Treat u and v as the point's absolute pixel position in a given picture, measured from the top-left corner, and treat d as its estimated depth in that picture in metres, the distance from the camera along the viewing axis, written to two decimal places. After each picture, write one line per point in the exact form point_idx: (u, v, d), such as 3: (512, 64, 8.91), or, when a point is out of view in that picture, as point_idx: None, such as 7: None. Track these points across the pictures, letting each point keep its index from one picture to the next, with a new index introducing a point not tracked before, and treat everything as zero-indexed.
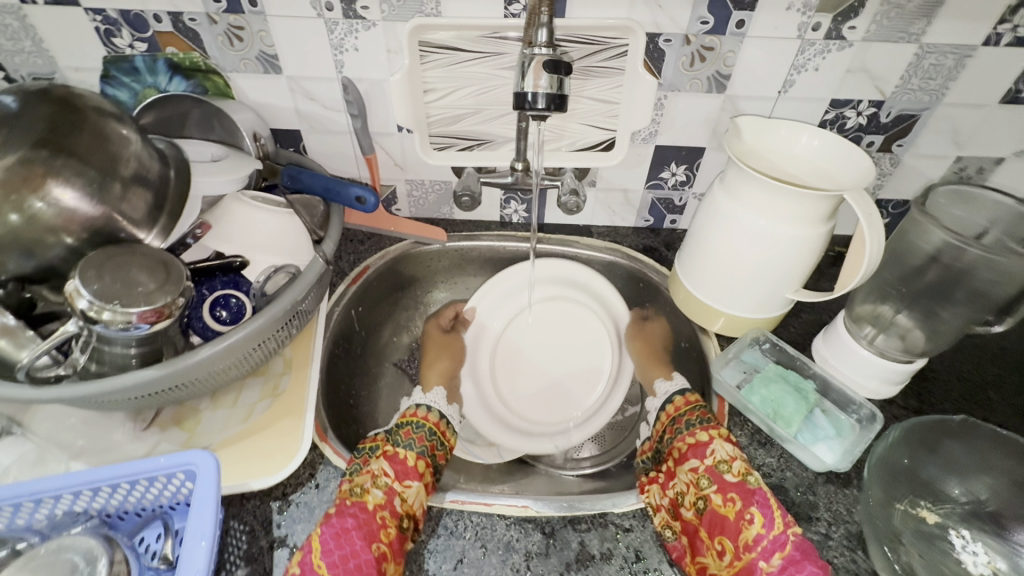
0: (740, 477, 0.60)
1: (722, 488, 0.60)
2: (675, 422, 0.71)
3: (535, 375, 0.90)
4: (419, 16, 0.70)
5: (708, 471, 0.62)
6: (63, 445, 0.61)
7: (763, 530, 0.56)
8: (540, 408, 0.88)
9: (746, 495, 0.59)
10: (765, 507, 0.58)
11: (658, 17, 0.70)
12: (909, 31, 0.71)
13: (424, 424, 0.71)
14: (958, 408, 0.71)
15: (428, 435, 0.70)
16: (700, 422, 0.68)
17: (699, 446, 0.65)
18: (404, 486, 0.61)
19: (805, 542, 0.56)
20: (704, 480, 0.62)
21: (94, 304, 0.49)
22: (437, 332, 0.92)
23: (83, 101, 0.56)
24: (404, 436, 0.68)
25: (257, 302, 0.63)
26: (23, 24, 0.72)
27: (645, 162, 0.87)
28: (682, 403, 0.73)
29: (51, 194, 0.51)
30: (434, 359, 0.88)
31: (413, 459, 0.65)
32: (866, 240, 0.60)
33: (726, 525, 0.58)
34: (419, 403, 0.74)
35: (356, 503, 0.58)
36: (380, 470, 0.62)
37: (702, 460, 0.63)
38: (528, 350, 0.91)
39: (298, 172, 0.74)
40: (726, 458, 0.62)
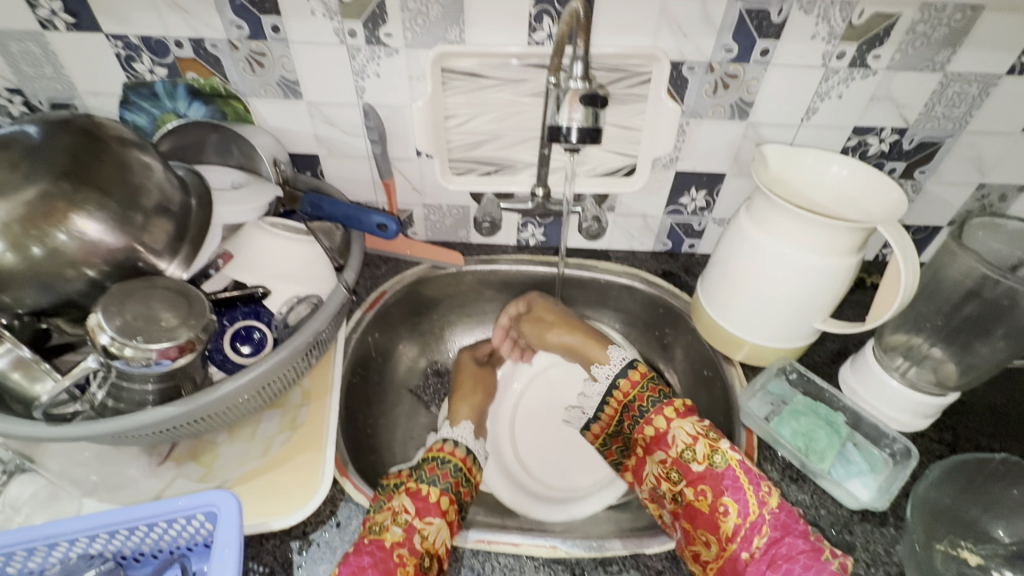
0: (706, 464, 0.63)
1: (692, 482, 0.64)
2: (630, 409, 0.73)
3: (551, 435, 0.88)
4: (443, 44, 0.70)
5: (675, 462, 0.66)
6: (76, 482, 0.59)
7: (739, 517, 0.60)
8: (555, 470, 0.85)
9: (717, 483, 0.62)
10: (736, 492, 0.61)
11: (682, 46, 0.70)
12: (935, 60, 0.71)
13: (449, 460, 0.69)
14: (992, 442, 0.69)
15: (453, 471, 0.68)
16: (654, 405, 0.70)
17: (660, 437, 0.68)
18: (425, 523, 0.60)
19: (781, 514, 0.59)
20: (675, 474, 0.65)
21: (116, 340, 0.48)
22: (472, 364, 0.90)
23: (107, 131, 0.55)
24: (429, 472, 0.66)
25: (279, 334, 0.62)
26: (43, 50, 0.72)
27: (666, 187, 0.86)
28: (628, 386, 0.74)
29: (74, 226, 0.50)
30: (465, 391, 0.85)
31: (436, 496, 0.63)
32: (901, 272, 0.59)
33: (704, 517, 0.62)
34: (449, 439, 0.73)
35: (374, 541, 0.57)
36: (401, 506, 0.61)
37: (667, 451, 0.66)
38: (545, 408, 0.90)
39: (319, 199, 0.73)
40: (689, 443, 0.65)
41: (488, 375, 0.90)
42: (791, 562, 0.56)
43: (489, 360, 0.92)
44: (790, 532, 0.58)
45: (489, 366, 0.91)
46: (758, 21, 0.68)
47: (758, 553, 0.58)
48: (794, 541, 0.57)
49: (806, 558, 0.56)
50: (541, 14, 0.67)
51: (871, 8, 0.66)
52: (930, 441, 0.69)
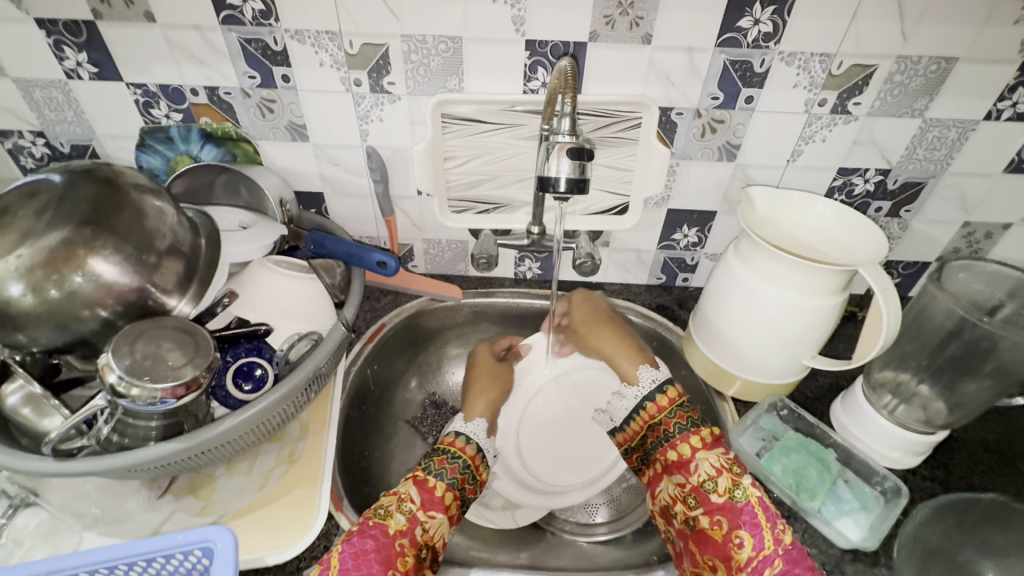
0: (727, 496, 0.62)
1: (708, 511, 0.63)
2: (655, 428, 0.71)
3: (554, 436, 0.87)
4: (443, 92, 0.74)
5: (694, 490, 0.64)
6: (77, 514, 0.61)
7: (753, 551, 0.59)
8: (558, 470, 0.86)
9: (734, 515, 0.61)
10: (753, 527, 0.60)
11: (671, 93, 0.74)
12: (914, 106, 0.74)
13: (460, 456, 0.69)
14: (985, 480, 0.69)
15: (462, 467, 0.68)
16: (683, 430, 0.69)
17: (683, 462, 0.66)
18: (428, 517, 0.62)
19: (794, 550, 0.59)
20: (692, 500, 0.64)
21: (124, 380, 0.50)
22: (490, 358, 0.88)
23: (126, 179, 0.59)
24: (437, 465, 0.67)
25: (280, 369, 0.63)
26: (67, 97, 0.76)
27: (658, 224, 0.89)
28: (656, 407, 0.72)
29: (91, 269, 0.53)
30: (480, 387, 0.84)
31: (442, 491, 0.64)
32: (882, 315, 0.61)
33: (717, 546, 0.62)
34: (455, 432, 0.73)
35: (378, 526, 0.59)
36: (407, 494, 0.62)
37: (688, 477, 0.65)
38: (555, 410, 0.88)
39: (322, 237, 0.76)
40: (712, 475, 0.64)
41: (505, 372, 0.87)
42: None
43: (505, 356, 0.90)
44: (801, 567, 0.58)
45: (505, 362, 0.89)
46: (741, 71, 0.71)
47: None
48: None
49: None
50: (535, 65, 0.71)
51: (849, 60, 0.70)
52: (922, 479, 0.69)
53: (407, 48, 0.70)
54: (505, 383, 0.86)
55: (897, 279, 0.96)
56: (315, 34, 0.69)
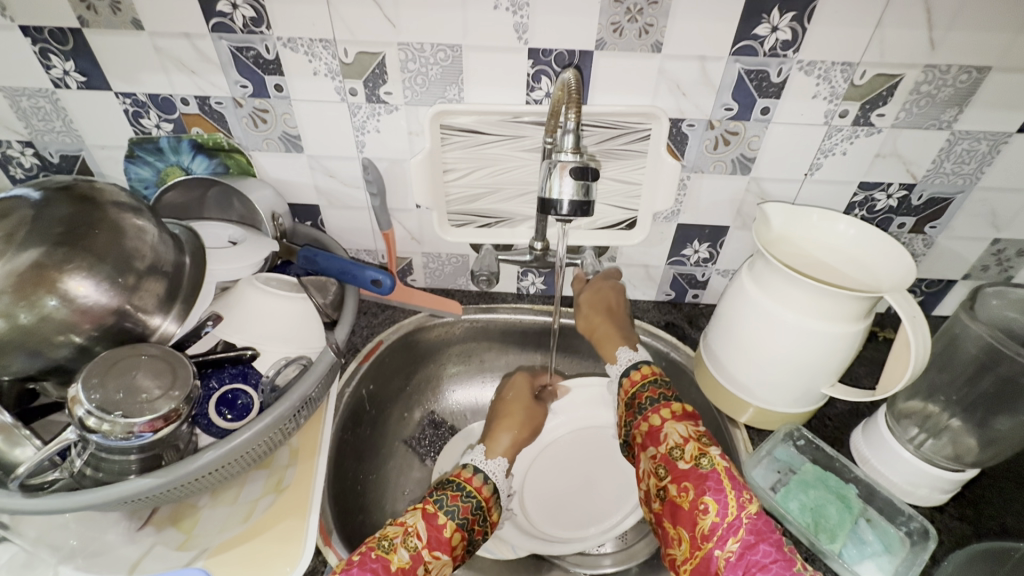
0: (693, 462, 0.59)
1: (676, 479, 0.59)
2: (631, 404, 0.69)
3: (564, 479, 0.84)
4: (441, 102, 0.71)
5: (663, 458, 0.61)
6: (54, 547, 0.58)
7: (718, 518, 0.55)
8: (558, 514, 0.83)
9: (700, 481, 0.57)
10: (718, 493, 0.56)
11: (682, 104, 0.70)
12: (941, 118, 0.69)
13: (474, 495, 0.64)
14: (1020, 521, 0.64)
15: (475, 507, 0.63)
16: (653, 403, 0.66)
17: (653, 432, 0.63)
18: (432, 556, 0.57)
19: (758, 521, 0.55)
20: (661, 469, 0.60)
21: (93, 414, 0.47)
22: (527, 391, 0.82)
23: (106, 196, 0.56)
24: (450, 499, 0.62)
25: (266, 397, 0.60)
26: (55, 107, 0.74)
27: (668, 239, 0.85)
28: (636, 377, 0.70)
29: (65, 292, 0.50)
30: (509, 419, 0.77)
31: (450, 530, 0.59)
32: (910, 344, 0.56)
33: (683, 515, 0.57)
34: (468, 464, 0.68)
35: (380, 559, 0.55)
36: (414, 528, 0.58)
37: (657, 447, 0.62)
38: (578, 453, 0.85)
39: (314, 253, 0.73)
40: (679, 442, 0.61)
41: (538, 413, 0.81)
42: (764, 571, 0.51)
43: (539, 396, 0.84)
44: (765, 538, 0.53)
45: (540, 400, 0.83)
46: (757, 80, 0.67)
47: (731, 556, 0.53)
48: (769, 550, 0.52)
49: (778, 568, 0.51)
50: (538, 74, 0.68)
51: (874, 69, 0.66)
52: (951, 518, 0.64)
53: (404, 57, 0.67)
54: (530, 419, 0.79)
55: (920, 297, 0.91)
56: (308, 41, 0.66)
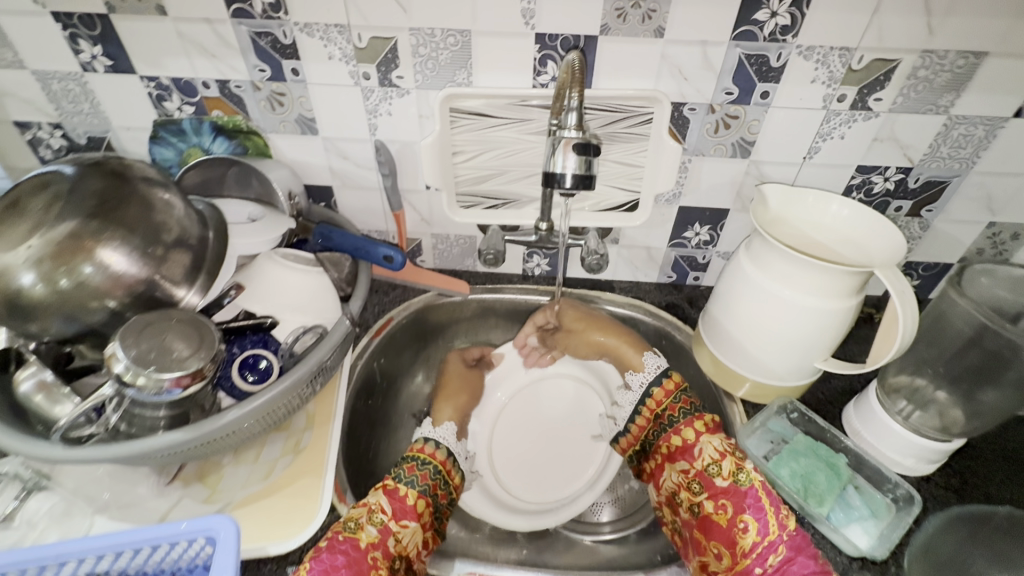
0: (731, 479, 0.64)
1: (713, 496, 0.64)
2: (660, 417, 0.73)
3: (525, 446, 0.86)
4: (451, 86, 0.73)
5: (698, 474, 0.66)
6: (89, 498, 0.62)
7: (758, 536, 0.60)
8: (531, 482, 0.84)
9: (738, 499, 0.63)
10: (757, 511, 0.61)
11: (684, 88, 0.72)
12: (938, 103, 0.71)
13: (430, 462, 0.71)
14: (1003, 491, 0.67)
15: (432, 473, 0.70)
16: (685, 417, 0.71)
17: (687, 448, 0.68)
18: (400, 526, 0.63)
19: (797, 536, 0.60)
20: (696, 485, 0.66)
21: (130, 369, 0.51)
22: (460, 364, 0.87)
23: (135, 172, 0.59)
24: (408, 472, 0.68)
25: (285, 362, 0.64)
26: (83, 90, 0.77)
27: (669, 222, 0.88)
28: (660, 396, 0.74)
29: (99, 260, 0.54)
30: (449, 391, 0.84)
31: (413, 499, 0.66)
32: (898, 317, 0.59)
33: (722, 531, 0.62)
34: (428, 438, 0.75)
35: (349, 540, 0.59)
36: (377, 505, 0.63)
37: (692, 463, 0.67)
38: (532, 420, 0.87)
39: (330, 231, 0.77)
40: (715, 458, 0.66)
41: (475, 378, 0.87)
42: None
43: (476, 364, 0.90)
44: (804, 552, 0.58)
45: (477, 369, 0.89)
46: (757, 65, 0.69)
47: (770, 572, 0.59)
48: (809, 563, 0.57)
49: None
50: (544, 59, 0.70)
51: (871, 54, 0.68)
52: (937, 487, 0.67)
53: (415, 41, 0.70)
54: (475, 390, 0.86)
55: (917, 281, 0.93)
56: (324, 27, 0.69)
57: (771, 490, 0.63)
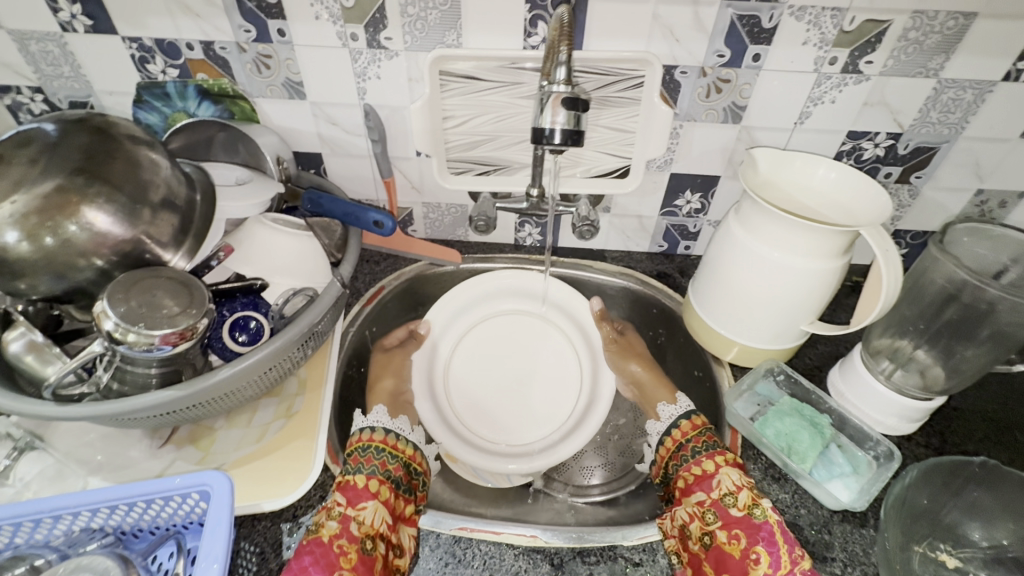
0: (747, 510, 0.60)
1: (726, 525, 0.60)
2: (681, 449, 0.71)
3: (513, 394, 0.88)
4: (441, 47, 0.72)
5: (714, 504, 0.62)
6: (81, 461, 0.63)
7: (769, 570, 0.56)
8: (531, 425, 0.86)
9: (752, 531, 0.59)
10: (771, 545, 0.57)
11: (675, 51, 0.72)
12: (928, 66, 0.71)
13: (370, 445, 0.68)
14: (980, 448, 0.69)
15: (376, 454, 0.67)
16: (706, 449, 0.68)
17: (705, 477, 0.65)
18: (358, 509, 0.60)
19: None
20: (710, 515, 0.62)
21: (119, 326, 0.51)
22: (382, 352, 0.87)
23: (120, 131, 0.58)
24: (352, 462, 0.65)
25: (276, 323, 0.65)
26: (63, 52, 0.76)
27: (660, 189, 0.88)
28: (687, 427, 0.73)
29: (85, 218, 0.53)
30: (379, 380, 0.84)
31: (365, 481, 0.63)
32: (882, 278, 0.59)
33: (734, 563, 0.58)
34: (364, 427, 0.71)
35: (312, 541, 0.57)
36: (333, 501, 0.61)
37: (708, 492, 0.63)
38: (486, 381, 0.88)
39: (319, 197, 0.77)
40: (732, 489, 0.62)
41: (400, 359, 0.87)
42: None
43: (403, 344, 0.89)
44: None
45: (402, 349, 0.88)
46: (749, 26, 0.69)
47: None
48: None
49: None
50: (535, 19, 0.69)
51: (862, 15, 0.67)
52: (916, 445, 0.69)
53: (403, 0, 0.68)
54: (400, 369, 0.86)
55: (904, 250, 0.94)
56: None
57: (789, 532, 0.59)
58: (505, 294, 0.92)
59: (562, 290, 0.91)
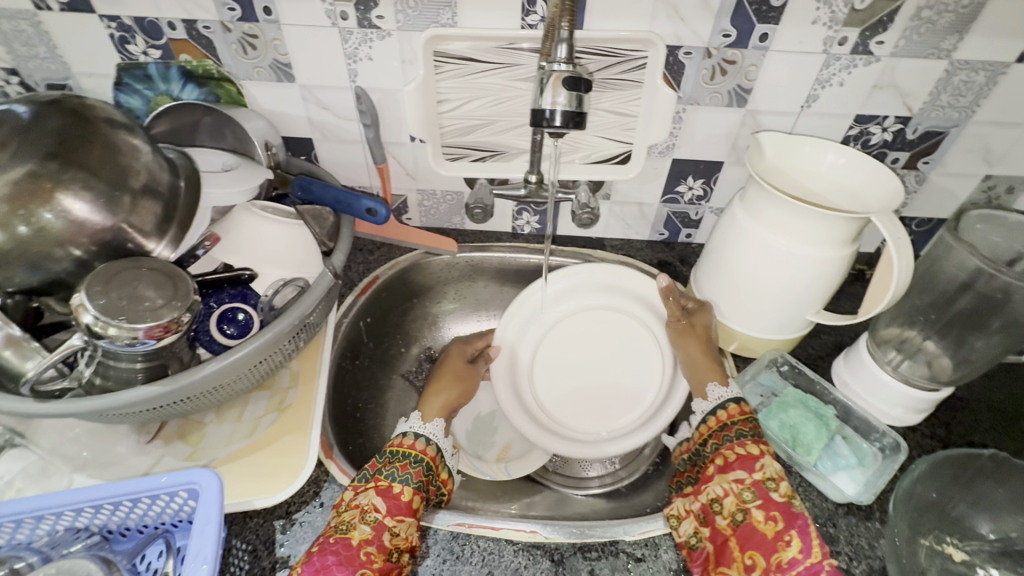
0: (787, 497, 0.56)
1: (765, 506, 0.56)
2: (722, 428, 0.64)
3: (578, 384, 0.83)
4: (434, 26, 0.69)
5: (755, 484, 0.57)
6: (66, 457, 0.61)
7: (799, 555, 0.53)
8: (596, 416, 0.82)
9: (789, 516, 0.55)
10: (805, 533, 0.54)
11: (679, 30, 0.69)
12: (940, 46, 0.69)
13: (422, 458, 0.64)
14: (986, 439, 0.68)
15: (425, 470, 0.63)
16: (753, 432, 0.62)
17: (749, 458, 0.59)
18: (396, 521, 0.57)
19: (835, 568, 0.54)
20: (749, 494, 0.57)
21: (99, 320, 0.49)
22: (459, 360, 0.81)
23: (96, 113, 0.55)
24: (401, 470, 0.61)
25: (265, 315, 0.63)
26: (37, 31, 0.72)
27: (662, 175, 0.85)
28: (736, 412, 0.64)
29: (60, 205, 0.51)
30: (442, 385, 0.76)
31: (409, 495, 0.60)
32: (893, 266, 0.58)
33: (763, 542, 0.55)
34: (401, 432, 0.66)
35: (340, 540, 0.55)
36: (369, 504, 0.58)
37: (751, 473, 0.58)
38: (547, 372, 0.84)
39: (309, 183, 0.74)
40: (776, 475, 0.58)
41: (471, 379, 0.80)
42: None
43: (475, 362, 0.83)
44: None
45: (476, 367, 0.82)
46: (756, 4, 0.66)
47: None
48: None
49: None
50: None
51: None
52: (922, 436, 0.68)
53: None
54: (467, 388, 0.78)
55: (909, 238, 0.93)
56: None
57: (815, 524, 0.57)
58: (575, 284, 0.85)
59: (629, 276, 0.83)
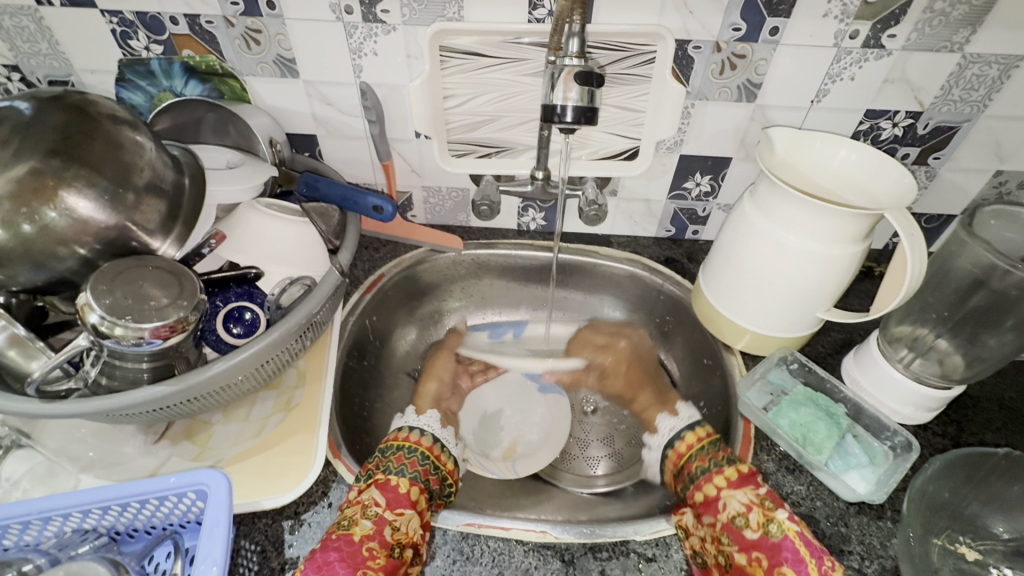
0: (762, 530, 0.58)
1: (744, 548, 0.58)
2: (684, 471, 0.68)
3: None
4: (441, 20, 0.68)
5: (726, 527, 0.59)
6: (73, 457, 0.61)
7: None
8: None
9: (773, 551, 0.56)
10: (797, 562, 0.55)
11: (689, 24, 0.68)
12: (953, 39, 0.68)
13: (417, 448, 0.68)
14: (999, 437, 0.67)
15: (421, 459, 0.66)
16: (711, 467, 0.65)
17: (710, 501, 0.62)
18: (397, 514, 0.58)
19: None
20: (725, 539, 0.59)
21: (106, 320, 0.49)
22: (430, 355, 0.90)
23: (99, 109, 0.55)
24: (396, 462, 0.64)
25: (272, 315, 0.63)
26: (38, 26, 0.71)
27: (669, 171, 0.84)
28: (693, 441, 0.70)
29: (64, 203, 0.50)
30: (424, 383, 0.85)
31: (407, 487, 0.61)
32: (907, 264, 0.57)
33: None
34: (412, 427, 0.71)
35: (343, 536, 0.55)
36: (370, 499, 0.59)
37: (715, 517, 0.61)
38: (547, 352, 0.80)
39: (315, 180, 0.73)
40: (741, 510, 0.59)
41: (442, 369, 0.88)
42: None
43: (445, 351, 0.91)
44: None
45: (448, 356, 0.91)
46: None
47: None
48: None
49: None
50: None
51: None
52: (933, 434, 0.68)
53: None
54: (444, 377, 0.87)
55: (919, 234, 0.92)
56: None
57: (809, 539, 0.57)
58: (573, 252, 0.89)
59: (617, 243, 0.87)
